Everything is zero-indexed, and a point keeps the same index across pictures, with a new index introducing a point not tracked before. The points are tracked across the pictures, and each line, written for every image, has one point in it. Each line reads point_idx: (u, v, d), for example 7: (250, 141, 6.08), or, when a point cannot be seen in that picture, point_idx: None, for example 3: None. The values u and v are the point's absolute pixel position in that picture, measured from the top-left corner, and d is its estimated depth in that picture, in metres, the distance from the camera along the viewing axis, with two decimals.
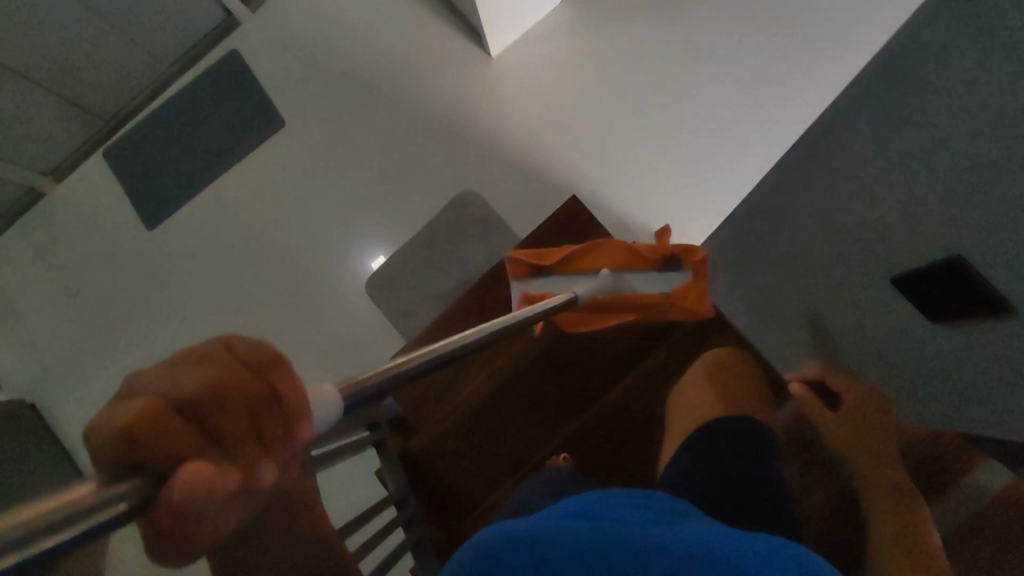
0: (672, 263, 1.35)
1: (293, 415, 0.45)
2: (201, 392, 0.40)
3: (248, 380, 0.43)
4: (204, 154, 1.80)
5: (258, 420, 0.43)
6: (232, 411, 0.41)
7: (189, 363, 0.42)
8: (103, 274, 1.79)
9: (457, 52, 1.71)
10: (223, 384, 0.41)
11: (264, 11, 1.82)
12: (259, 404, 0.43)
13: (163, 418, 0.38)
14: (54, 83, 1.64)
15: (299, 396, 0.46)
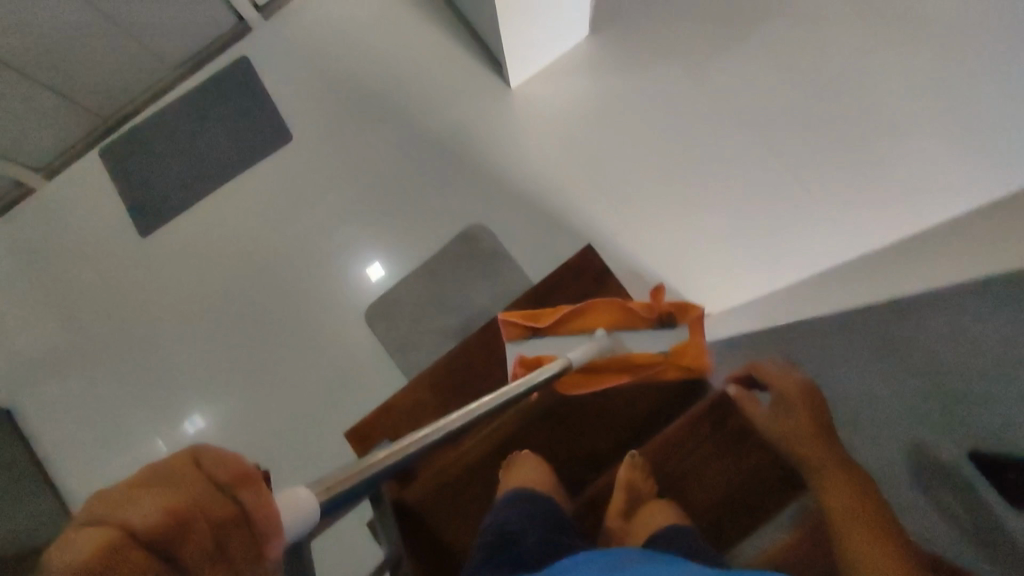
0: (666, 320, 1.30)
1: (262, 533, 0.41)
2: (166, 520, 0.37)
3: (215, 501, 0.40)
4: (204, 162, 1.73)
5: (225, 545, 0.39)
6: (196, 535, 0.38)
7: (147, 489, 0.38)
8: (89, 278, 1.72)
9: (478, 79, 1.66)
10: (189, 508, 0.38)
11: (279, 20, 1.77)
12: (228, 527, 0.40)
13: (119, 556, 0.35)
14: (53, 78, 1.57)
15: (269, 513, 0.42)
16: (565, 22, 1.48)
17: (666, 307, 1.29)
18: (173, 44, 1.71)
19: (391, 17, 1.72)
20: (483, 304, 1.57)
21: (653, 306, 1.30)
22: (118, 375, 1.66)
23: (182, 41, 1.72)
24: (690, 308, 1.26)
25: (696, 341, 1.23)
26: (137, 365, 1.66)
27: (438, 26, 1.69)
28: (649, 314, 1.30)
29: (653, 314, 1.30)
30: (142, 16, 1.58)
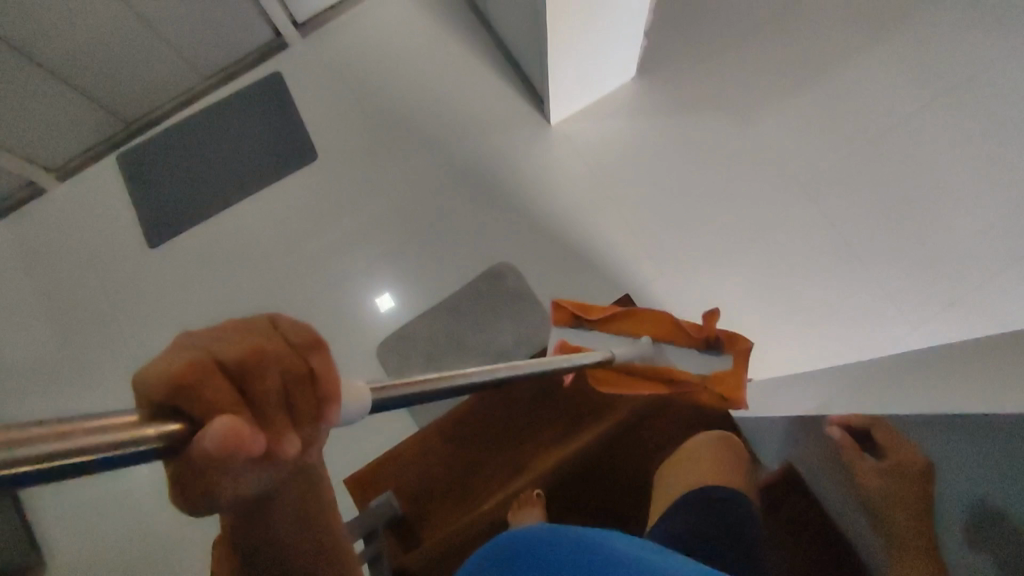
0: (713, 345, 1.17)
1: (335, 395, 0.41)
2: (248, 352, 0.38)
3: (290, 354, 0.39)
4: (225, 175, 1.67)
5: (298, 396, 0.39)
6: (272, 372, 0.38)
7: (230, 332, 0.39)
8: (94, 286, 1.65)
9: (517, 112, 1.60)
10: (271, 346, 0.39)
11: (316, 37, 1.73)
12: (294, 377, 0.39)
13: (206, 370, 0.36)
14: (78, 78, 1.51)
15: (338, 380, 0.42)
16: (612, 61, 1.43)
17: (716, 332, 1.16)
18: (206, 53, 1.66)
19: (433, 43, 1.67)
20: (504, 346, 1.47)
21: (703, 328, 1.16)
22: (109, 392, 1.57)
23: (216, 51, 1.67)
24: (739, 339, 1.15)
25: (736, 372, 1.14)
26: (129, 382, 1.57)
27: (480, 56, 1.65)
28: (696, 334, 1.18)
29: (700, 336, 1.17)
30: (176, 24, 1.54)
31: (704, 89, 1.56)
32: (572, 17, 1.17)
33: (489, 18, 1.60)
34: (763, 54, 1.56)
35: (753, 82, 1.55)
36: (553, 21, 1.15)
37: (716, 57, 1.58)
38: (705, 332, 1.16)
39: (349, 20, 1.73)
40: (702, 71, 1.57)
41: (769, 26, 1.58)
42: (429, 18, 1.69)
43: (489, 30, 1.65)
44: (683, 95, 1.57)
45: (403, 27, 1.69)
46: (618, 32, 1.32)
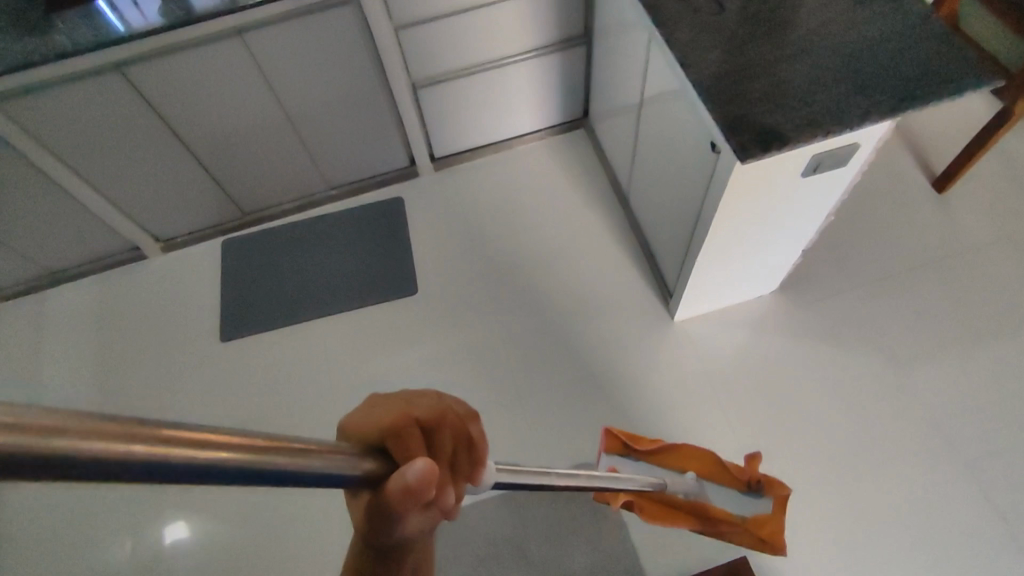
0: (754, 489, 1.14)
1: (481, 465, 0.43)
2: (436, 414, 0.41)
3: (460, 423, 0.43)
4: (322, 287, 1.60)
5: (458, 455, 0.42)
6: (446, 436, 0.41)
7: (418, 398, 0.45)
8: (154, 367, 1.56)
9: (640, 300, 1.49)
10: (453, 410, 0.43)
11: (450, 177, 1.70)
12: (462, 440, 0.42)
13: (410, 424, 0.40)
14: (214, 166, 1.52)
15: (485, 452, 0.45)
16: (759, 272, 1.30)
17: (757, 477, 1.13)
18: (342, 170, 1.65)
19: (566, 209, 1.62)
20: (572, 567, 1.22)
21: (744, 472, 1.14)
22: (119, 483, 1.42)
23: (351, 170, 1.66)
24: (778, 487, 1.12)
25: (776, 518, 1.12)
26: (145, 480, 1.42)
27: (611, 236, 1.57)
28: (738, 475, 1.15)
29: (743, 478, 1.15)
30: (326, 141, 1.54)
31: (846, 324, 1.42)
32: (737, 221, 1.07)
33: (631, 199, 1.53)
34: (920, 303, 1.42)
35: (906, 331, 1.39)
36: (717, 223, 1.06)
37: (866, 294, 1.44)
38: (748, 476, 1.14)
39: (487, 168, 1.70)
40: (849, 304, 1.44)
41: (932, 274, 1.45)
42: (567, 184, 1.65)
43: (627, 209, 1.59)
44: (824, 325, 1.42)
45: (538, 187, 1.66)
46: (776, 248, 1.21)
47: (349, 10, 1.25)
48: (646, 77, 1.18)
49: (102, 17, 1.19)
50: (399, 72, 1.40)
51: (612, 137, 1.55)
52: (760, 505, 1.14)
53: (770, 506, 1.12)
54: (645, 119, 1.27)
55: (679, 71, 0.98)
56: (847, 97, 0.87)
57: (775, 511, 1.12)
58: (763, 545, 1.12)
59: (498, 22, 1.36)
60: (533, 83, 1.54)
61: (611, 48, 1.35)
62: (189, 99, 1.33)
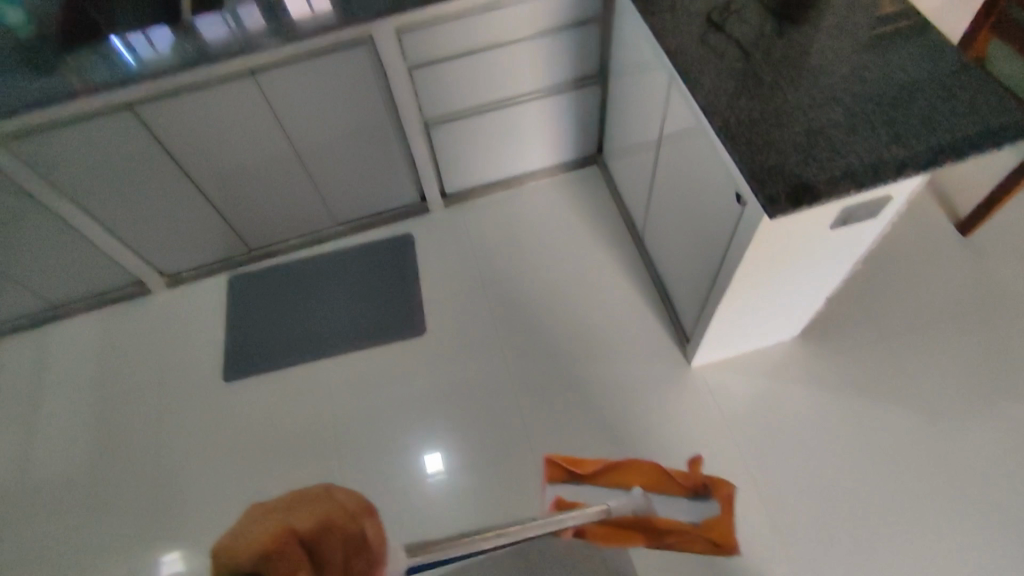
0: (700, 494, 1.27)
1: (376, 558, 0.50)
2: (315, 526, 0.48)
3: (352, 528, 0.49)
4: (329, 325, 1.57)
5: (348, 560, 0.49)
6: (329, 546, 0.48)
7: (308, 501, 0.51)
8: (154, 406, 1.52)
9: (656, 343, 1.44)
10: (336, 518, 0.49)
11: (460, 214, 1.68)
12: (349, 546, 0.49)
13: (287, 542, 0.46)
14: (222, 202, 1.50)
15: (383, 544, 0.51)
16: (781, 318, 1.26)
17: (703, 480, 1.27)
18: (351, 207, 1.62)
19: (578, 248, 1.59)
20: None
21: (688, 477, 1.28)
22: (114, 529, 1.37)
23: (361, 207, 1.63)
24: (721, 486, 1.27)
25: (724, 518, 1.24)
26: (140, 526, 1.37)
27: (625, 277, 1.53)
28: (683, 482, 1.28)
29: (687, 483, 1.28)
30: (336, 178, 1.52)
31: (870, 372, 1.37)
32: (761, 270, 1.03)
33: (647, 240, 1.50)
34: (946, 352, 1.37)
35: (933, 381, 1.34)
36: (740, 272, 1.02)
37: (889, 340, 1.40)
38: (692, 480, 1.28)
39: (498, 206, 1.68)
40: (872, 351, 1.39)
41: (957, 321, 1.40)
42: (580, 223, 1.62)
43: (642, 249, 1.55)
44: (847, 373, 1.37)
45: (551, 225, 1.63)
46: (800, 296, 1.17)
47: (363, 50, 1.23)
48: (665, 120, 1.16)
49: (113, 55, 1.18)
50: (411, 111, 1.38)
51: (627, 177, 1.52)
52: (708, 508, 1.26)
53: (717, 507, 1.25)
54: (663, 162, 1.24)
55: (702, 117, 0.95)
56: (878, 148, 0.84)
57: (722, 512, 1.25)
58: (718, 549, 1.22)
59: (513, 61, 1.34)
60: (547, 121, 1.52)
61: (628, 90, 1.33)
62: (199, 136, 1.32)
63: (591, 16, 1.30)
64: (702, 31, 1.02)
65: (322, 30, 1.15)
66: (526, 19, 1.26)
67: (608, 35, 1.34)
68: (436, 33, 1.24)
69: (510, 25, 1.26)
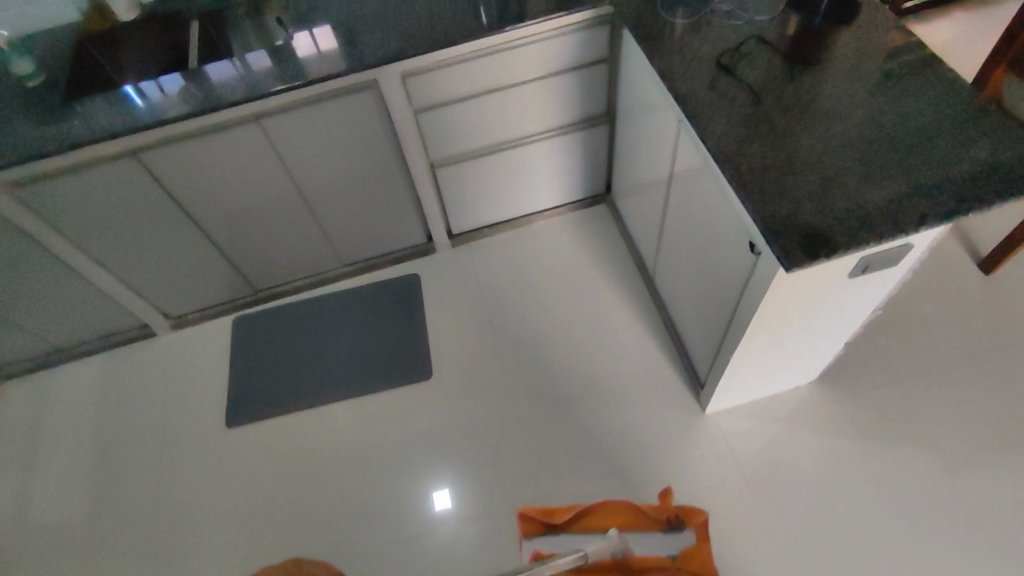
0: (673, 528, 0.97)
1: None
2: None
3: None
4: (334, 369, 1.54)
5: None
6: None
7: None
8: (153, 452, 1.48)
9: (668, 389, 1.40)
10: None
11: (468, 254, 1.66)
12: None
13: None
14: (227, 245, 1.49)
15: None
16: (797, 365, 1.21)
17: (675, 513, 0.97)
18: (358, 249, 1.61)
19: (587, 290, 1.56)
20: None
21: (660, 510, 0.99)
22: None
23: (367, 248, 1.62)
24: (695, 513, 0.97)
25: (703, 547, 0.92)
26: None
27: (635, 319, 1.50)
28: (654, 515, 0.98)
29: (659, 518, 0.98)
30: (342, 220, 1.51)
31: (893, 418, 1.31)
32: (778, 319, 0.99)
33: (658, 282, 1.47)
34: (972, 396, 1.32)
35: (960, 427, 1.28)
36: (756, 321, 0.98)
37: (912, 386, 1.35)
38: (665, 514, 0.98)
39: (506, 245, 1.65)
40: (894, 396, 1.34)
41: (983, 365, 1.35)
42: (589, 264, 1.59)
43: (652, 290, 1.52)
44: (868, 419, 1.32)
45: (559, 265, 1.60)
46: (817, 341, 1.13)
47: (369, 96, 1.23)
48: (674, 164, 1.13)
49: (117, 104, 1.18)
50: (418, 154, 1.37)
51: (637, 217, 1.50)
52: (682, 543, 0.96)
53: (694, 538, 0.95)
54: (672, 205, 1.21)
55: (713, 164, 0.93)
56: (897, 197, 0.81)
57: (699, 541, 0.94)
58: None
59: (520, 103, 1.33)
60: (555, 161, 1.50)
61: (636, 131, 1.31)
62: (204, 181, 1.31)
63: (598, 58, 1.29)
64: (711, 76, 1.00)
65: (328, 78, 1.15)
66: (533, 62, 1.26)
67: (615, 76, 1.33)
68: (442, 77, 1.23)
69: (516, 68, 1.26)
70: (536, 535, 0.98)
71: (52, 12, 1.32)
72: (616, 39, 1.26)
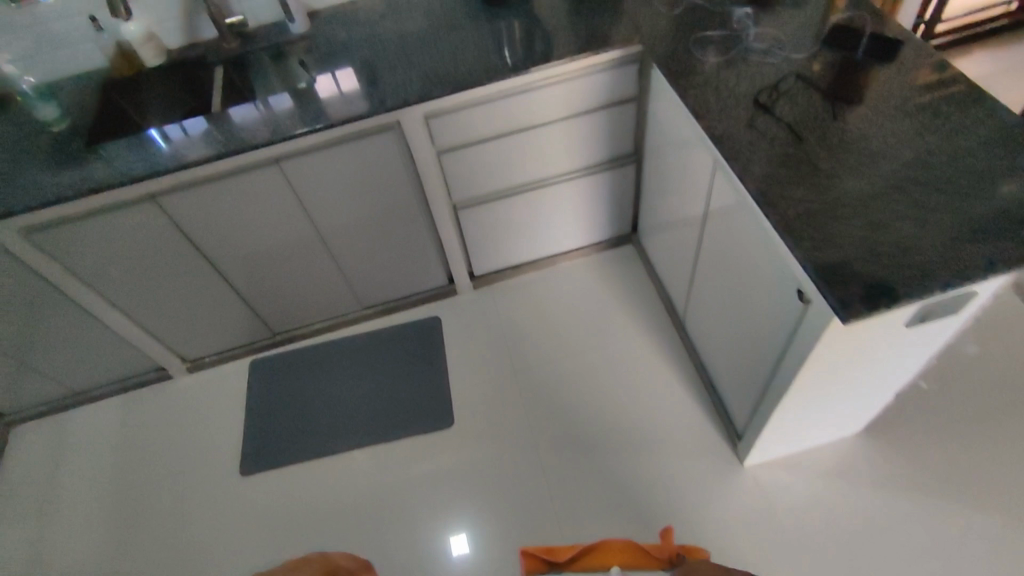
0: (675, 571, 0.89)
1: None
2: None
3: None
4: (352, 416, 1.48)
5: None
6: None
7: None
8: (163, 501, 1.43)
9: (704, 440, 1.32)
10: None
11: (490, 296, 1.61)
12: None
13: None
14: (246, 288, 1.46)
15: None
16: (844, 417, 1.14)
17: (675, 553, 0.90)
18: (378, 291, 1.57)
19: (614, 334, 1.50)
20: None
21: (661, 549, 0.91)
22: None
23: (387, 291, 1.58)
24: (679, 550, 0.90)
25: None
26: None
27: (666, 365, 1.43)
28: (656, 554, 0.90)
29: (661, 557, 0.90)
30: (362, 262, 1.47)
31: (949, 472, 1.22)
32: (828, 370, 0.92)
33: (690, 326, 1.40)
34: None
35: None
36: (806, 373, 0.91)
37: (968, 437, 1.25)
38: (665, 553, 0.90)
39: (530, 287, 1.61)
40: (949, 449, 1.24)
41: None
42: (616, 306, 1.54)
43: (684, 335, 1.46)
44: (922, 473, 1.22)
45: (585, 308, 1.55)
46: (868, 391, 1.05)
47: (392, 137, 1.21)
48: (709, 207, 1.09)
49: (140, 148, 1.17)
50: (441, 195, 1.34)
51: (667, 258, 1.44)
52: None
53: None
54: (707, 248, 1.16)
55: (756, 208, 0.88)
56: (959, 243, 0.75)
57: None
58: None
59: (545, 143, 1.30)
60: (580, 201, 1.47)
61: (667, 171, 1.27)
62: (224, 224, 1.29)
63: (627, 97, 1.26)
64: (749, 116, 0.96)
65: (352, 120, 1.13)
66: (560, 102, 1.23)
67: (644, 115, 1.30)
68: (467, 118, 1.21)
69: (543, 108, 1.23)
70: (539, 571, 0.95)
71: (81, 59, 1.33)
72: (645, 78, 1.23)
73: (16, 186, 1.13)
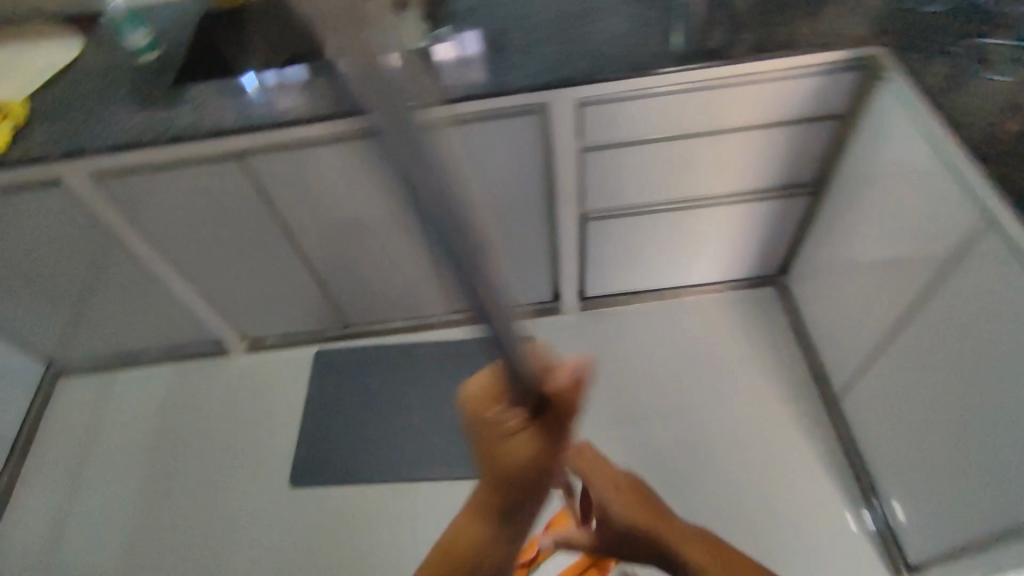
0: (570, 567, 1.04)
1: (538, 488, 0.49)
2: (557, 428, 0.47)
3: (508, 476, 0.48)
4: (427, 444, 1.31)
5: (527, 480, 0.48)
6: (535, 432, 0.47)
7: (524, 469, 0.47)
8: (205, 504, 1.30)
9: (854, 561, 1.07)
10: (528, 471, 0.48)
11: (597, 321, 1.37)
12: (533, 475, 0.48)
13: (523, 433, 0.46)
14: (326, 271, 1.27)
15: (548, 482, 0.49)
16: None
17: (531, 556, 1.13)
18: (471, 297, 1.36)
19: (743, 394, 1.25)
20: None
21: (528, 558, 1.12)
22: None
23: None
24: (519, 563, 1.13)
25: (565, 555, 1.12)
26: None
27: (806, 446, 1.18)
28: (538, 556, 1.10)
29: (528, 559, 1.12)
30: None
31: None
32: None
33: (850, 404, 1.14)
34: None
35: None
36: None
37: None
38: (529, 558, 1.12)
39: (644, 319, 1.36)
40: None
41: None
42: (746, 359, 1.29)
43: (837, 415, 1.19)
44: None
45: (708, 355, 1.30)
46: None
47: (532, 123, 0.98)
48: (945, 274, 0.82)
49: (233, 93, 0.97)
50: (572, 201, 1.10)
51: (832, 319, 1.17)
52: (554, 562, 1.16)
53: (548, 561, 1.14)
54: (919, 326, 0.89)
55: (1020, 242, 0.69)
56: None
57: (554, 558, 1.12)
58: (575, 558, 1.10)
59: (715, 157, 1.05)
60: (731, 230, 1.21)
61: (867, 213, 1.00)
62: (316, 200, 1.10)
63: (832, 111, 0.99)
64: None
65: (488, 97, 0.91)
66: (748, 106, 0.97)
67: (847, 136, 1.03)
68: (632, 112, 0.97)
69: (725, 110, 0.97)
70: None
71: None
72: (863, 91, 0.96)
73: (93, 124, 0.97)
